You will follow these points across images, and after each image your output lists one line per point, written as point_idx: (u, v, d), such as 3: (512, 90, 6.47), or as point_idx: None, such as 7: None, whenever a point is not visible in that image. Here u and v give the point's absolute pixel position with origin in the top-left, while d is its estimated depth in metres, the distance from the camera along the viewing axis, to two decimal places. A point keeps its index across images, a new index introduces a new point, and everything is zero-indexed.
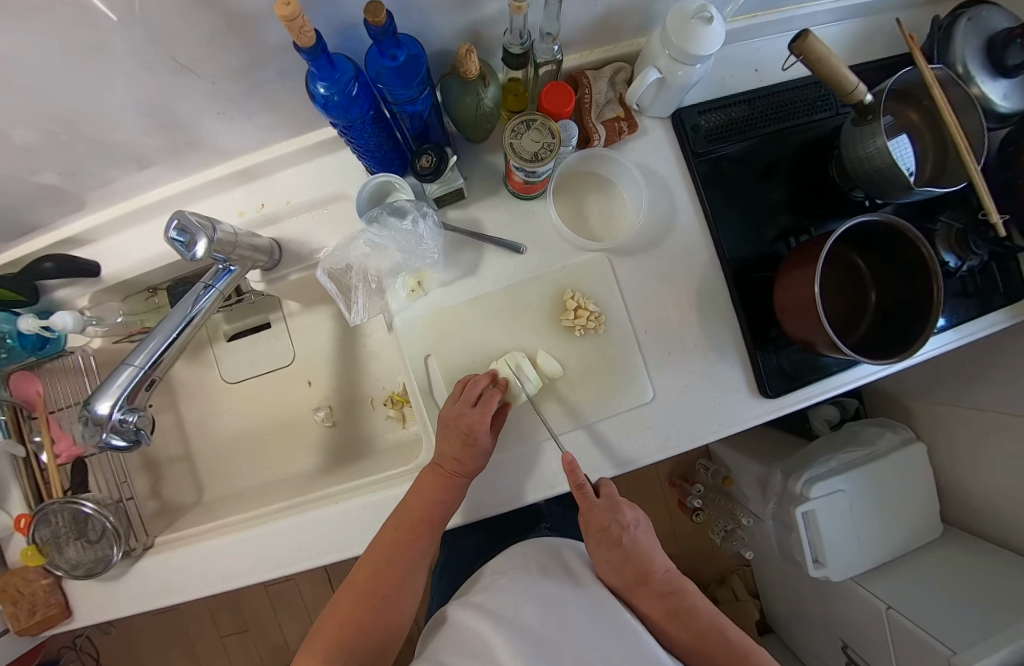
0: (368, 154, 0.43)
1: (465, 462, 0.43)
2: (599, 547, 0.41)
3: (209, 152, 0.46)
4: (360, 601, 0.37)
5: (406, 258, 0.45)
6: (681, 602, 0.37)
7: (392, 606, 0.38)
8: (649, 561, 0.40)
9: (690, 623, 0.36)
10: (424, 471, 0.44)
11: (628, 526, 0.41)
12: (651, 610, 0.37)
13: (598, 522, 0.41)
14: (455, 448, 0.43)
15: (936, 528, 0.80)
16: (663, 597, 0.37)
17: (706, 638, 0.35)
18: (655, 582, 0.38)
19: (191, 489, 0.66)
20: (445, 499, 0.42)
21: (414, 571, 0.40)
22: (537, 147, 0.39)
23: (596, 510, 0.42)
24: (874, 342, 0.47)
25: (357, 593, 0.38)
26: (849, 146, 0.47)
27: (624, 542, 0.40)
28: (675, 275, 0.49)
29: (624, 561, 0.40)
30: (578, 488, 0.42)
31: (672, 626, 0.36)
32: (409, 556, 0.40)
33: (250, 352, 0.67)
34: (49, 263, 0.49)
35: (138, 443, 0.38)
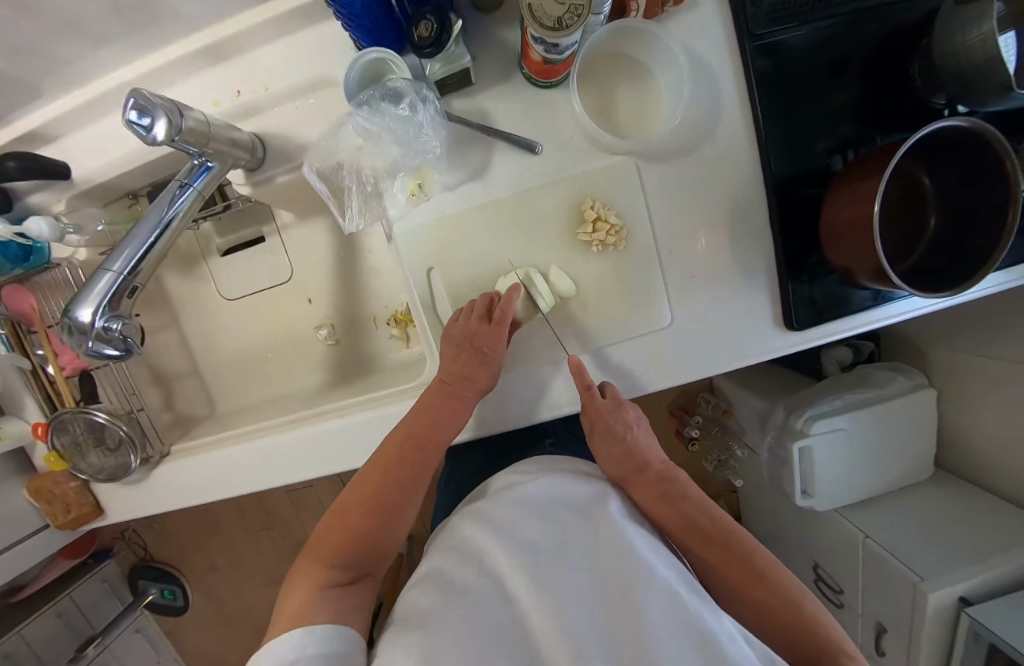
0: (354, 20, 0.35)
1: (479, 381, 0.42)
2: (602, 442, 0.43)
3: (167, 18, 0.38)
4: (366, 510, 0.37)
5: (405, 154, 0.40)
6: (672, 488, 0.39)
7: (393, 518, 0.38)
8: (645, 455, 0.41)
9: (681, 505, 0.38)
10: (432, 388, 0.42)
11: (630, 423, 0.43)
12: (645, 496, 0.39)
13: (603, 421, 0.43)
14: (464, 365, 0.41)
15: (929, 469, 0.81)
16: (657, 485, 0.39)
17: (697, 525, 0.37)
18: (650, 472, 0.40)
19: (203, 403, 0.68)
20: (453, 415, 0.42)
21: (417, 488, 0.40)
22: (562, 10, 0.31)
23: (602, 409, 0.43)
24: (925, 268, 0.42)
25: (360, 506, 0.37)
26: (946, 29, 0.38)
27: (626, 439, 0.42)
28: (708, 189, 0.44)
29: (625, 455, 0.41)
30: (586, 389, 0.43)
31: (662, 508, 0.38)
32: (419, 473, 0.40)
33: (247, 268, 0.64)
34: (10, 161, 0.43)
35: (130, 352, 0.37)
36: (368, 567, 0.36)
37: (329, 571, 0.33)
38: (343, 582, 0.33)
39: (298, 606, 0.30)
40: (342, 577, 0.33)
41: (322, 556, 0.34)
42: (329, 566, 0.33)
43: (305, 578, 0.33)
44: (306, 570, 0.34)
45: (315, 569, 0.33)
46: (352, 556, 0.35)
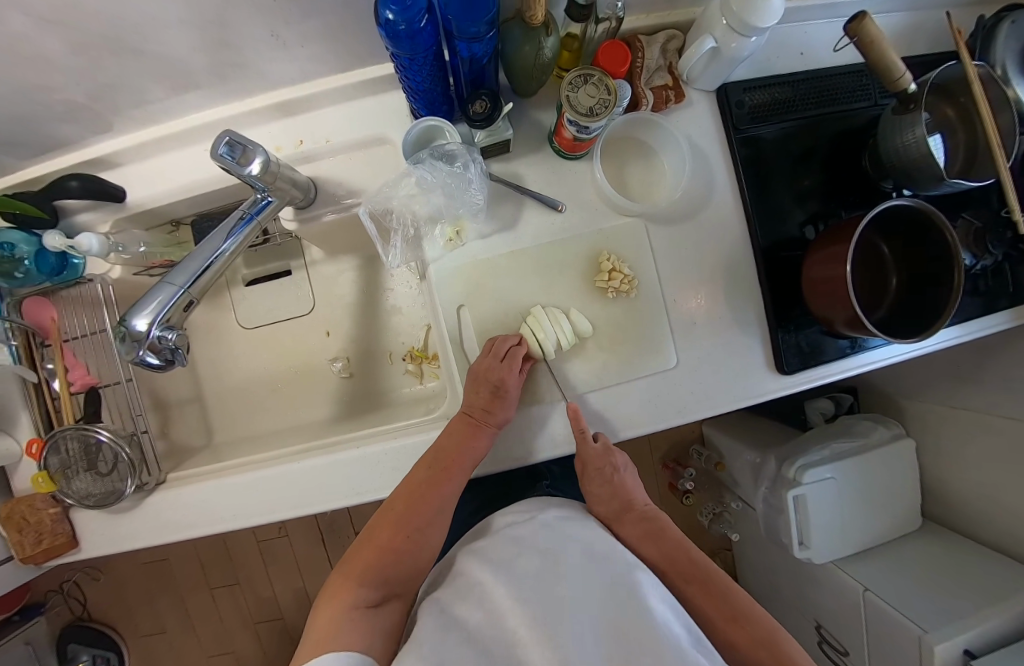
0: (418, 95, 0.42)
1: (497, 412, 0.44)
2: (593, 481, 0.48)
3: (254, 80, 0.45)
4: (396, 532, 0.39)
5: (447, 204, 0.45)
6: (657, 526, 0.44)
7: (419, 543, 0.40)
8: (631, 495, 0.47)
9: (663, 543, 0.42)
10: (454, 419, 0.45)
11: (620, 467, 0.47)
12: (631, 531, 0.44)
13: (596, 466, 0.46)
14: (483, 397, 0.44)
15: (916, 520, 0.84)
16: (642, 523, 0.44)
17: (674, 560, 0.41)
18: (635, 511, 0.46)
19: (200, 432, 0.66)
20: (476, 445, 0.44)
21: (441, 514, 0.42)
22: (593, 102, 0.39)
23: (595, 454, 0.46)
24: (885, 321, 0.49)
25: (389, 528, 0.40)
26: (887, 135, 0.48)
27: (614, 480, 0.47)
28: (707, 247, 0.50)
29: (612, 494, 0.47)
30: (581, 434, 0.46)
31: (646, 545, 0.42)
32: (439, 495, 0.42)
33: (269, 299, 0.67)
34: (74, 181, 0.47)
35: (171, 364, 0.38)
36: (396, 590, 0.37)
37: (358, 591, 0.34)
38: (372, 604, 0.34)
39: (327, 626, 0.31)
40: (371, 597, 0.35)
41: (354, 576, 0.36)
42: (359, 586, 0.35)
43: (336, 599, 0.34)
44: (337, 590, 0.35)
45: (346, 589, 0.35)
46: (380, 576, 0.36)
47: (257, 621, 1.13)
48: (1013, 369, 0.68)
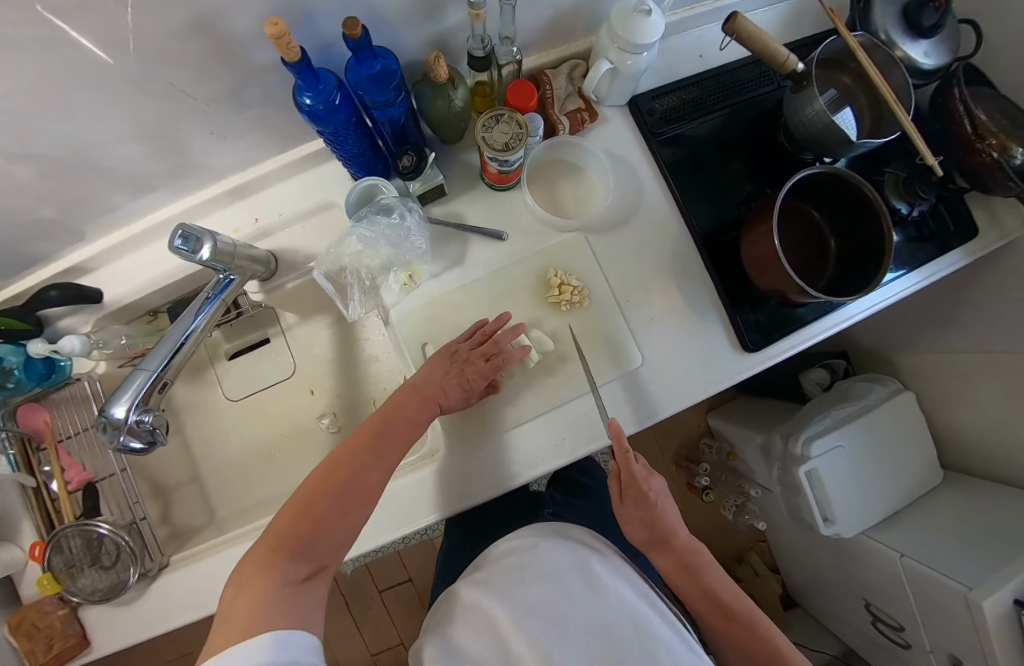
0: (352, 160, 0.46)
1: (456, 397, 0.44)
2: (629, 507, 0.44)
3: (205, 172, 0.50)
4: (334, 502, 0.35)
5: (396, 253, 0.48)
6: (697, 561, 0.42)
7: (360, 518, 0.37)
8: (672, 527, 0.43)
9: (701, 579, 0.42)
10: (405, 389, 0.43)
11: (660, 492, 0.44)
12: (668, 563, 0.43)
13: (636, 489, 0.43)
14: (450, 382, 0.44)
15: (938, 473, 0.82)
16: (682, 557, 0.42)
17: (716, 600, 0.40)
18: (676, 545, 0.43)
19: (202, 510, 0.67)
20: (423, 420, 0.42)
21: (379, 487, 0.39)
22: (507, 138, 0.43)
23: (637, 477, 0.43)
24: (830, 290, 0.51)
25: (323, 492, 0.35)
26: (791, 113, 0.52)
27: (655, 507, 0.43)
28: (649, 245, 0.53)
29: (650, 523, 0.43)
30: (623, 452, 0.42)
31: (684, 581, 0.42)
32: (380, 464, 0.38)
33: (252, 369, 0.69)
34: (53, 291, 0.51)
35: (154, 444, 0.40)
36: (325, 559, 0.34)
37: (288, 565, 0.31)
38: (302, 578, 0.31)
39: (252, 601, 0.27)
40: (299, 573, 0.31)
41: (284, 547, 0.31)
42: (289, 559, 0.31)
43: (260, 573, 0.29)
44: (259, 563, 0.30)
45: (272, 561, 0.30)
46: (312, 548, 0.32)
47: None
48: (985, 303, 0.69)
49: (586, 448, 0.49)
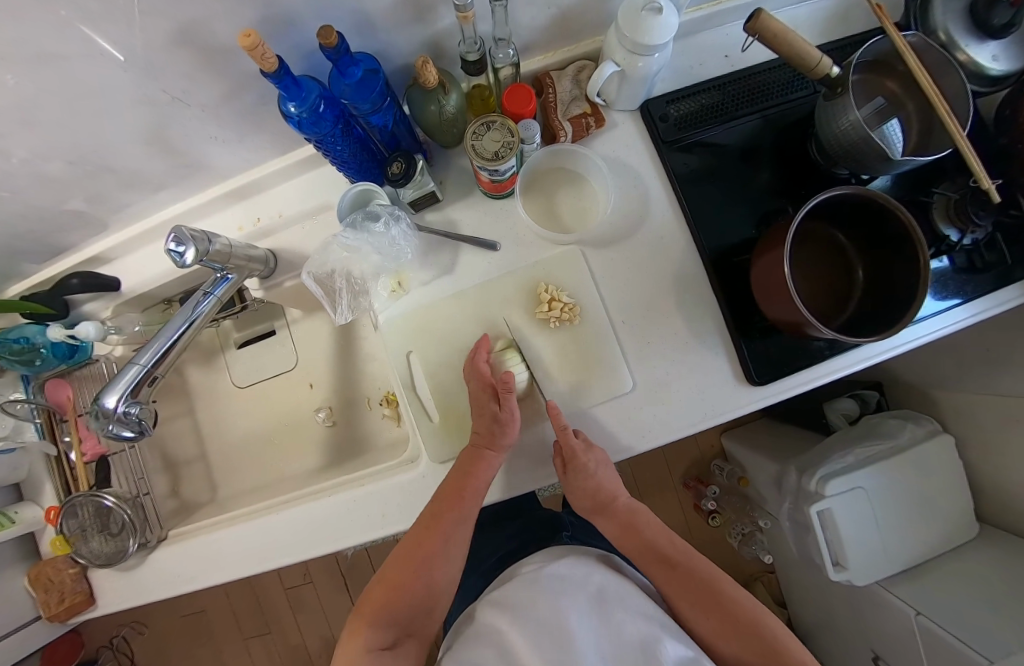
0: (345, 165, 0.46)
1: (495, 436, 0.44)
2: (573, 480, 0.44)
3: (210, 171, 0.51)
4: (398, 572, 0.41)
5: (384, 260, 0.47)
6: (636, 517, 0.46)
7: (430, 577, 0.41)
8: (612, 492, 0.46)
9: (644, 534, 0.44)
10: (462, 449, 0.45)
11: (601, 464, 0.44)
12: (610, 526, 0.47)
13: (578, 463, 0.43)
14: (484, 423, 0.44)
15: (971, 527, 0.73)
16: (622, 514, 0.46)
17: (655, 547, 0.43)
18: (616, 505, 0.46)
19: (206, 488, 0.71)
20: (479, 476, 0.43)
21: (447, 550, 0.42)
22: (497, 146, 0.41)
23: (579, 452, 0.43)
24: (847, 327, 0.46)
25: (395, 570, 0.41)
26: (824, 123, 0.46)
27: (596, 476, 0.43)
28: (651, 263, 0.50)
29: (592, 495, 0.45)
30: (564, 431, 0.44)
31: (624, 535, 0.45)
32: (444, 532, 0.42)
33: (256, 359, 0.71)
34: (75, 279, 0.54)
35: (142, 434, 0.42)
36: (408, 625, 0.39)
37: (371, 633, 0.37)
38: (383, 645, 0.37)
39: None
40: (383, 638, 0.37)
41: (365, 617, 0.38)
42: (369, 628, 0.37)
43: (351, 638, 0.37)
44: (353, 629, 0.38)
45: (359, 629, 0.38)
46: (390, 615, 0.38)
47: None
48: None
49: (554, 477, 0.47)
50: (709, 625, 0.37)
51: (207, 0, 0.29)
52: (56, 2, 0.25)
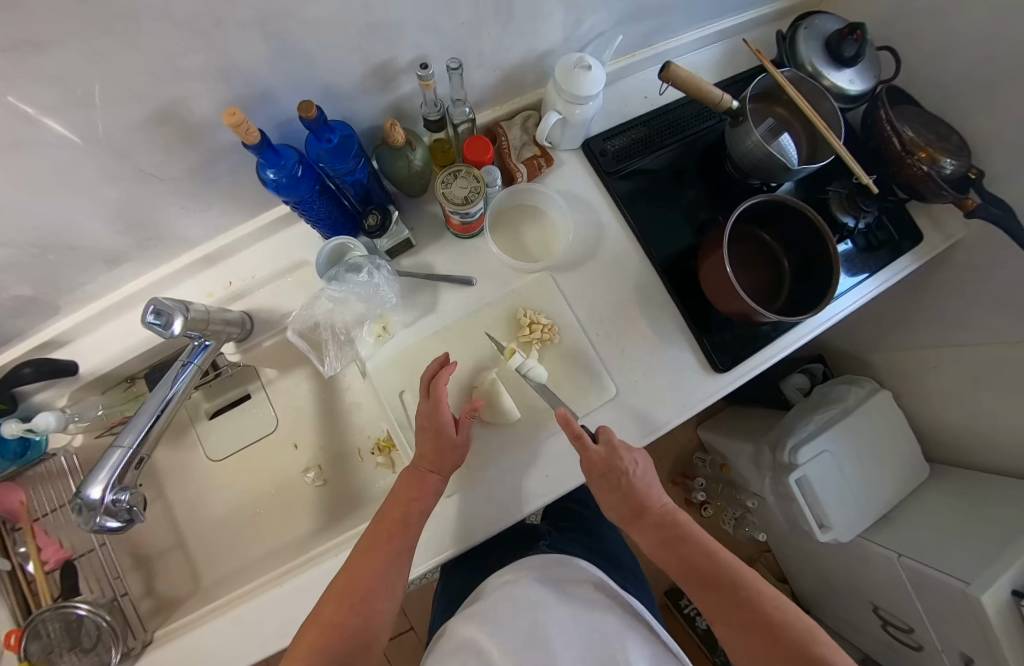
0: (321, 222, 0.48)
1: (446, 458, 0.45)
2: (602, 486, 0.45)
3: (174, 242, 0.51)
4: (343, 602, 0.36)
5: (369, 307, 0.50)
6: (674, 530, 0.44)
7: (377, 609, 0.37)
8: (647, 501, 0.45)
9: (682, 549, 0.42)
10: (401, 473, 0.46)
11: (631, 470, 0.44)
12: (648, 537, 0.45)
13: (601, 471, 0.44)
14: (426, 444, 0.45)
15: (923, 469, 0.83)
16: (656, 525, 0.44)
17: (691, 559, 0.41)
18: (652, 515, 0.45)
19: (186, 578, 0.65)
20: (422, 495, 0.44)
21: (394, 574, 0.39)
22: (466, 192, 0.46)
23: (598, 460, 0.43)
24: (787, 310, 0.53)
25: (338, 598, 0.36)
26: (733, 146, 0.55)
27: (625, 486, 0.44)
28: (615, 279, 0.55)
29: (626, 499, 0.45)
30: (577, 438, 0.44)
31: (663, 550, 0.43)
32: (389, 556, 0.39)
33: (232, 426, 0.68)
34: (28, 368, 0.51)
35: (131, 523, 0.39)
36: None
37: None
38: None
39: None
40: None
41: (301, 653, 0.33)
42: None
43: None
44: None
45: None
46: (327, 652, 0.33)
47: None
48: (944, 299, 0.72)
49: (552, 495, 0.49)
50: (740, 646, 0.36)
51: (192, 80, 0.32)
52: (36, 94, 0.26)
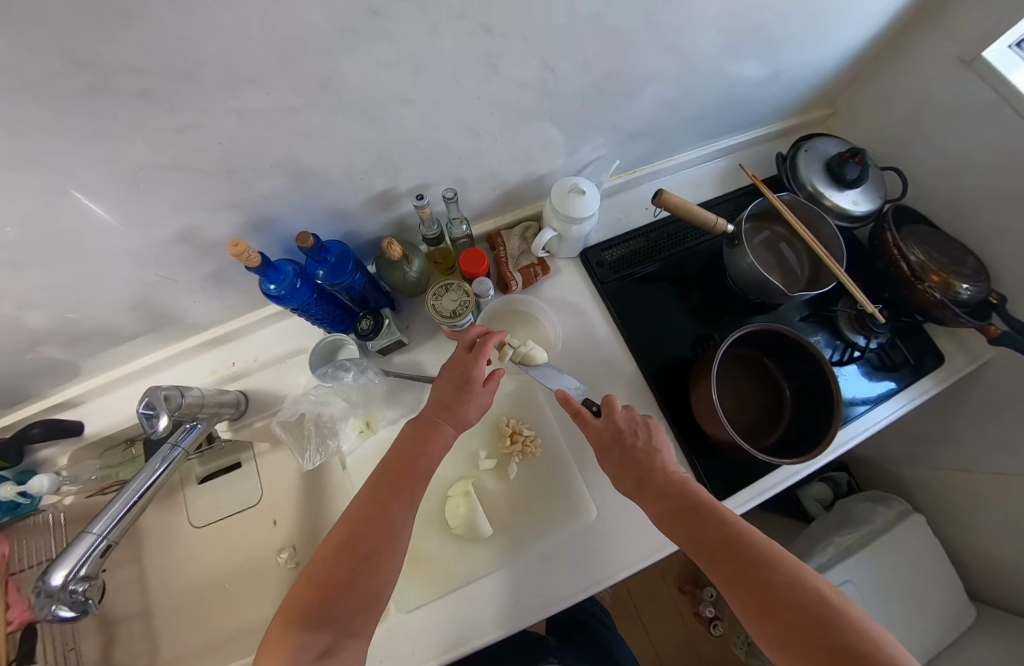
0: (323, 321, 0.50)
1: (462, 409, 0.43)
2: (606, 460, 0.43)
3: (187, 325, 0.55)
4: (342, 564, 0.35)
5: (352, 405, 0.51)
6: (685, 500, 0.38)
7: (380, 567, 0.36)
8: (654, 464, 0.41)
9: (694, 517, 0.37)
10: (408, 424, 0.43)
11: (648, 448, 0.42)
12: (651, 508, 0.40)
13: (606, 439, 0.43)
14: (449, 392, 0.43)
15: (967, 613, 0.72)
16: (664, 499, 0.39)
17: (710, 539, 0.35)
18: (657, 481, 0.40)
19: (142, 653, 0.62)
20: (435, 445, 0.42)
21: (400, 529, 0.38)
22: (455, 305, 0.48)
23: (600, 431, 0.44)
24: (787, 438, 0.50)
25: (335, 556, 0.35)
26: (730, 264, 0.56)
27: (635, 450, 0.42)
28: (605, 389, 0.54)
29: (632, 466, 0.42)
30: (575, 415, 0.45)
31: (670, 523, 0.38)
32: (391, 512, 0.38)
33: (219, 495, 0.68)
34: (36, 428, 0.54)
35: (84, 613, 0.38)
36: (346, 628, 0.33)
37: (304, 632, 0.31)
38: (316, 651, 0.31)
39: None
40: (315, 645, 0.31)
41: (291, 621, 0.32)
42: (301, 632, 0.31)
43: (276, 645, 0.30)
44: (274, 639, 0.31)
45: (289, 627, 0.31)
46: (322, 617, 0.32)
47: None
48: (977, 422, 0.66)
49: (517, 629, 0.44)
50: (769, 629, 0.30)
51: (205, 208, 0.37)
52: None
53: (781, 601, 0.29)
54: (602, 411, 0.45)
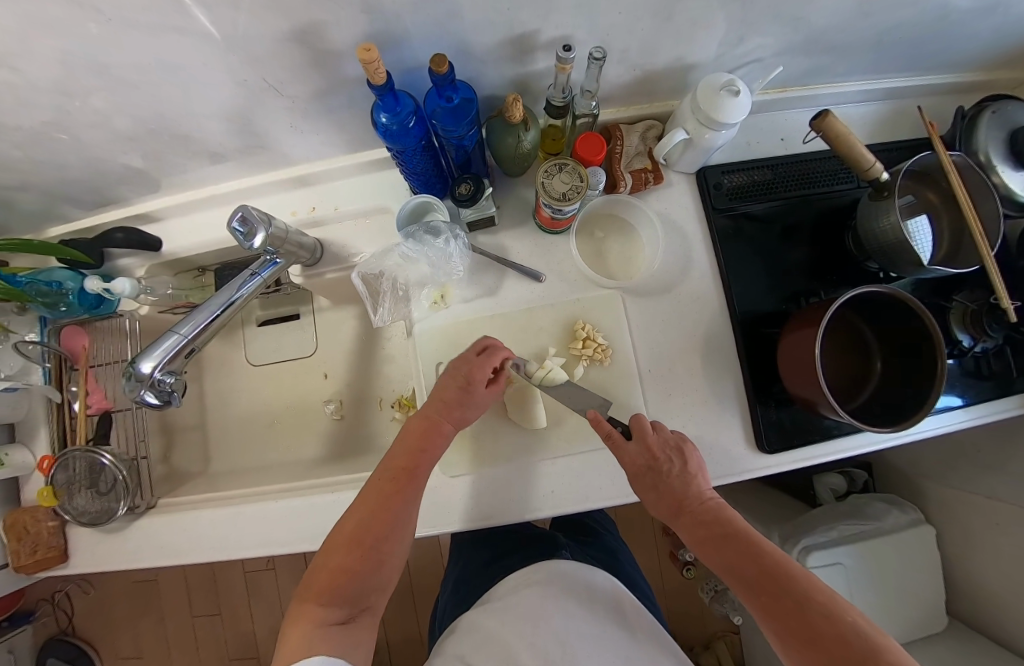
0: (414, 176, 0.48)
1: (462, 411, 0.45)
2: (645, 488, 0.41)
3: (276, 157, 0.53)
4: (354, 547, 0.35)
5: (434, 272, 0.50)
6: (721, 525, 0.35)
7: (386, 552, 0.36)
8: (688, 490, 0.39)
9: (725, 547, 0.34)
10: (410, 421, 0.44)
11: (680, 473, 0.39)
12: (689, 537, 0.37)
13: (641, 467, 0.41)
14: (451, 389, 0.44)
15: (940, 619, 0.74)
16: (702, 524, 0.36)
17: (742, 570, 0.32)
18: (695, 506, 0.38)
19: (199, 459, 0.70)
20: (433, 447, 0.42)
21: (406, 521, 0.38)
22: (566, 188, 0.44)
23: (632, 455, 0.41)
24: (868, 411, 0.48)
25: (346, 546, 0.35)
26: (865, 219, 0.49)
27: (668, 476, 0.39)
28: (685, 319, 0.52)
29: (662, 492, 0.39)
30: (608, 437, 0.42)
31: (707, 551, 0.35)
32: (401, 504, 0.38)
33: (276, 339, 0.71)
34: (119, 233, 0.56)
35: (168, 404, 0.42)
36: (361, 604, 0.34)
37: (326, 609, 0.32)
38: (338, 621, 0.32)
39: (289, 653, 0.29)
40: (336, 613, 0.32)
41: (315, 596, 0.32)
42: (321, 605, 0.32)
43: (297, 620, 0.31)
44: (296, 612, 0.32)
45: (307, 608, 0.32)
46: (345, 590, 0.33)
47: (232, 659, 1.06)
48: None
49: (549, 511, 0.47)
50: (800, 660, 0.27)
51: (333, 7, 0.31)
52: None
53: (822, 637, 0.26)
54: (634, 434, 0.43)
